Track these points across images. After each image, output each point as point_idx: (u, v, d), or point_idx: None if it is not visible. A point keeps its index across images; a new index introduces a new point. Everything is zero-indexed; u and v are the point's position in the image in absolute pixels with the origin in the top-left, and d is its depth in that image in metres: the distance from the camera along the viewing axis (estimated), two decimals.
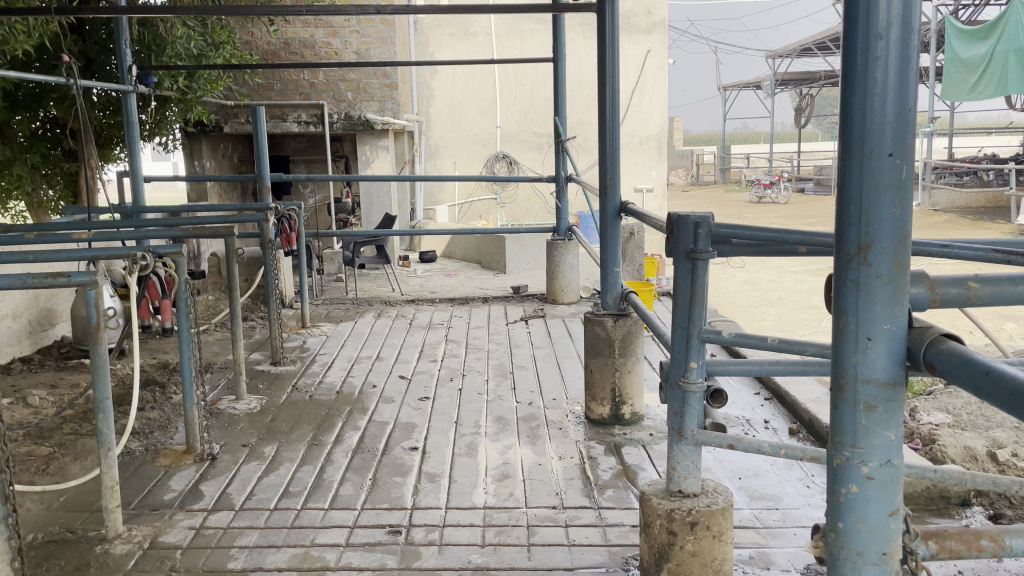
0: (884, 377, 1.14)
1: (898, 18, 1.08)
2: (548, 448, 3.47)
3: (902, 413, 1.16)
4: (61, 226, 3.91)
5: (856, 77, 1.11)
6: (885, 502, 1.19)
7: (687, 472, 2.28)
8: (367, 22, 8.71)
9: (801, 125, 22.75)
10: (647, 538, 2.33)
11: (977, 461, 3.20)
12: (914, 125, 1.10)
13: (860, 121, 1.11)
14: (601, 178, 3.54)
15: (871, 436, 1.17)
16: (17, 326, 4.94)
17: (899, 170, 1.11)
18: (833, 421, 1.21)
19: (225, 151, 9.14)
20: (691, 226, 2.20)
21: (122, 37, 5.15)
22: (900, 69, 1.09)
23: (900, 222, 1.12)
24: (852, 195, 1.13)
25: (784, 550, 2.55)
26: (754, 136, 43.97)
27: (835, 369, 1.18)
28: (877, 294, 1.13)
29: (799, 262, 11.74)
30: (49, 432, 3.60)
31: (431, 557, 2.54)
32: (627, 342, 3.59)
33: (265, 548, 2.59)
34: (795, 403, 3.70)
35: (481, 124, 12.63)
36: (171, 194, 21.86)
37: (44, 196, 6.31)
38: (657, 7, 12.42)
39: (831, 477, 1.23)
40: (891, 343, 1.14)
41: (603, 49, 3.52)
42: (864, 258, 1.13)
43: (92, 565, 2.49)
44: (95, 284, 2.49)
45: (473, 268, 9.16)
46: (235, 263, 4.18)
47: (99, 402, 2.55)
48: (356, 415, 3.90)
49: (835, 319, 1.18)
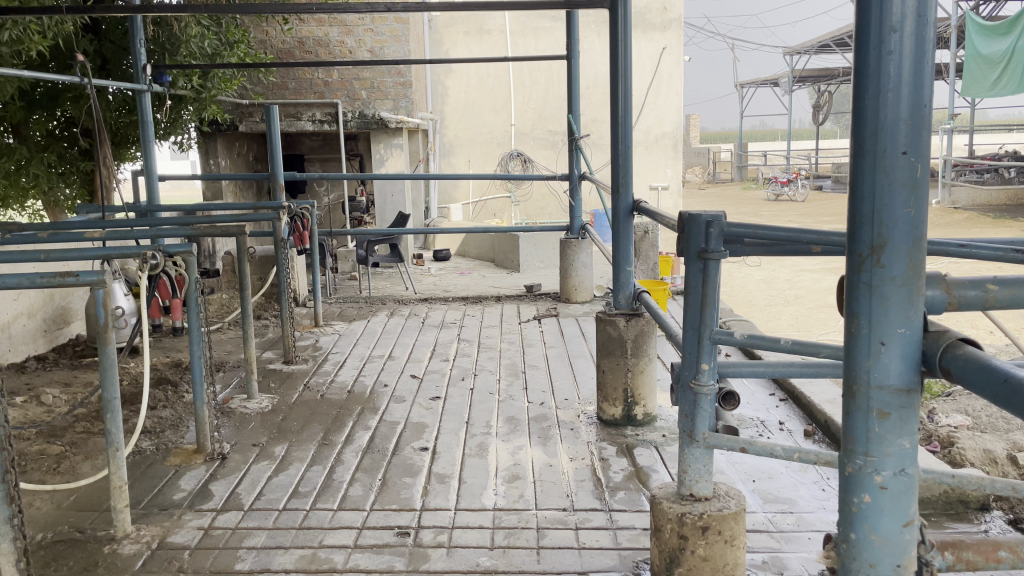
0: (897, 383, 1.10)
1: (913, 10, 1.04)
2: (559, 449, 3.44)
3: (917, 420, 1.12)
4: (74, 225, 3.92)
5: (869, 71, 1.07)
6: (900, 513, 1.15)
7: (699, 475, 2.23)
8: (380, 21, 8.74)
9: (819, 122, 22.55)
10: (658, 542, 2.29)
11: (999, 464, 3.13)
12: (929, 122, 1.06)
13: (872, 119, 1.07)
14: (613, 177, 3.50)
15: (884, 445, 1.13)
16: (32, 324, 4.97)
17: (914, 168, 1.06)
18: (844, 428, 1.17)
19: (240, 150, 9.20)
20: (702, 225, 2.15)
21: (137, 38, 5.15)
22: (916, 61, 1.04)
23: (916, 222, 1.08)
24: (866, 194, 1.09)
25: (798, 554, 2.51)
26: (771, 134, 43.62)
27: (848, 375, 1.14)
28: (891, 297, 1.09)
29: (816, 261, 11.59)
30: (62, 430, 3.62)
31: (438, 560, 2.52)
32: (639, 342, 3.55)
33: (273, 550, 2.58)
34: (811, 405, 3.65)
35: (496, 122, 12.61)
36: (188, 193, 21.99)
37: (61, 195, 6.35)
38: (672, 4, 12.33)
39: (842, 487, 1.19)
40: (906, 348, 1.10)
41: (615, 46, 3.47)
42: (877, 260, 1.09)
43: (100, 565, 2.49)
44: (103, 284, 2.47)
45: (487, 267, 9.11)
46: (246, 262, 4.16)
47: (107, 402, 2.56)
48: (367, 416, 3.87)
49: (847, 323, 1.14)
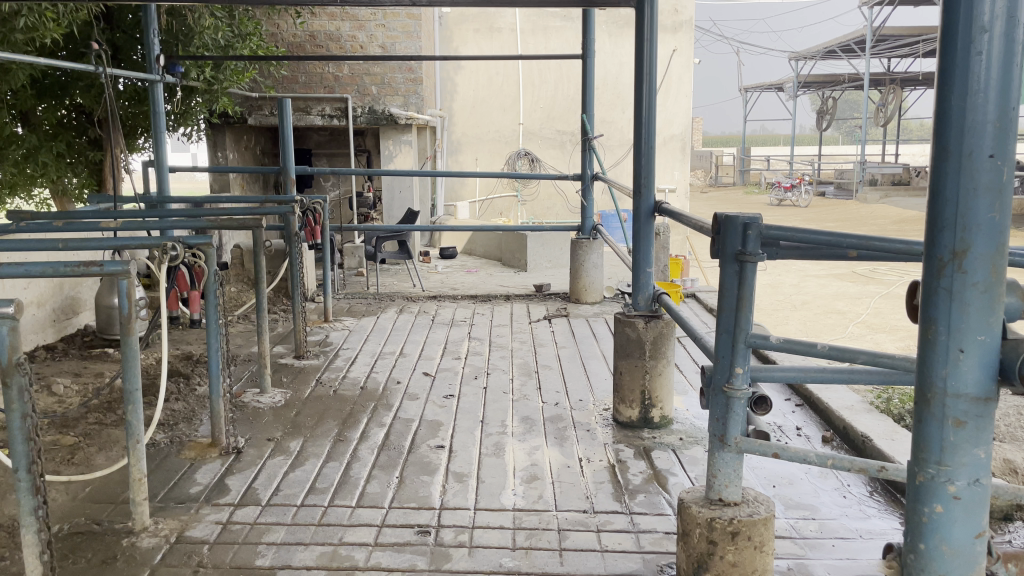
0: (973, 393, 1.31)
1: (1002, 13, 1.23)
2: (575, 450, 3.42)
3: (989, 432, 1.33)
4: (87, 214, 3.87)
5: (959, 69, 1.26)
6: (971, 524, 1.36)
7: (729, 480, 2.21)
8: (392, 16, 8.71)
9: (824, 128, 22.55)
10: (685, 546, 2.27)
11: (1019, 474, 3.10)
12: (1012, 127, 1.25)
13: (961, 120, 1.26)
14: (635, 178, 3.49)
15: (960, 454, 1.34)
16: (42, 314, 4.94)
17: (999, 172, 1.26)
18: (919, 440, 1.37)
19: (247, 143, 9.15)
20: (740, 227, 2.12)
21: (151, 27, 5.10)
22: (1003, 62, 1.23)
23: (997, 226, 1.28)
24: (950, 197, 1.29)
25: (823, 561, 2.48)
26: (774, 138, 43.62)
27: (924, 385, 1.35)
28: (970, 301, 1.29)
29: (822, 266, 11.56)
30: (74, 421, 3.60)
31: (461, 560, 2.49)
32: (658, 344, 3.53)
33: (293, 546, 2.55)
34: (829, 411, 3.63)
35: (504, 121, 12.62)
36: (190, 185, 22.19)
37: (68, 184, 6.26)
38: (683, 6, 12.29)
39: (913, 498, 1.40)
40: (982, 356, 1.30)
41: (640, 45, 3.44)
42: (958, 265, 1.29)
43: (118, 559, 2.46)
44: (126, 274, 2.42)
45: (494, 265, 9.07)
46: (262, 256, 4.12)
47: (128, 393, 2.53)
48: (382, 412, 3.85)
49: (924, 328, 1.35)
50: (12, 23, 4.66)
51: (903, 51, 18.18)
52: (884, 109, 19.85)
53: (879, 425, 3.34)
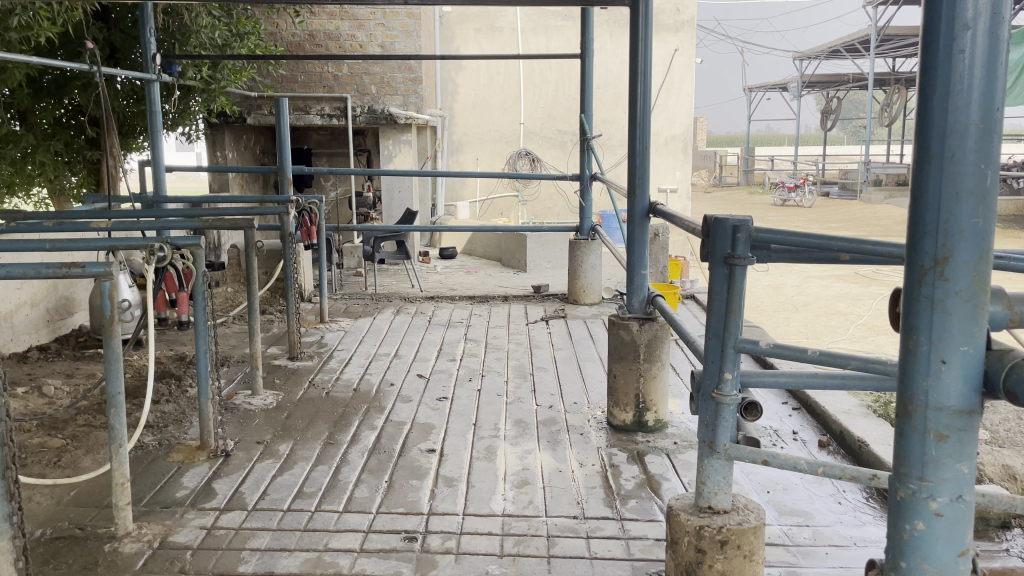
0: (956, 405, 1.27)
1: (985, 11, 1.19)
2: (569, 454, 3.38)
3: (972, 445, 1.29)
4: (79, 214, 3.83)
5: (939, 66, 1.22)
6: (953, 541, 1.32)
7: (718, 488, 2.17)
8: (392, 15, 8.69)
9: (827, 128, 22.50)
10: (674, 554, 2.23)
11: (1018, 480, 3.04)
12: (996, 128, 1.21)
13: (943, 120, 1.22)
14: (629, 178, 3.43)
15: (942, 470, 1.30)
16: (34, 315, 4.91)
17: (983, 176, 1.22)
18: (899, 454, 1.34)
19: (247, 143, 9.14)
20: (728, 230, 2.07)
21: (146, 25, 5.05)
22: (987, 61, 1.20)
23: (980, 232, 1.24)
24: (932, 203, 1.25)
25: (815, 570, 2.44)
26: (779, 139, 43.50)
27: (906, 396, 1.31)
28: (952, 310, 1.26)
29: (825, 266, 11.50)
30: (62, 423, 3.56)
31: (447, 567, 2.45)
32: (652, 347, 3.48)
33: (278, 552, 2.52)
34: (826, 415, 3.58)
35: (505, 121, 12.59)
36: (191, 186, 22.27)
37: (66, 183, 6.24)
38: (686, 6, 12.27)
39: (895, 514, 1.36)
40: (965, 366, 1.26)
41: (635, 44, 3.40)
42: (939, 273, 1.25)
43: (100, 565, 2.43)
44: (110, 275, 2.38)
45: (494, 266, 9.04)
46: (254, 256, 4.06)
47: (112, 395, 2.48)
48: (373, 414, 3.81)
49: (906, 339, 1.31)
50: (6, 22, 4.63)
51: (907, 52, 18.09)
52: (888, 110, 19.78)
53: (877, 431, 3.29)
